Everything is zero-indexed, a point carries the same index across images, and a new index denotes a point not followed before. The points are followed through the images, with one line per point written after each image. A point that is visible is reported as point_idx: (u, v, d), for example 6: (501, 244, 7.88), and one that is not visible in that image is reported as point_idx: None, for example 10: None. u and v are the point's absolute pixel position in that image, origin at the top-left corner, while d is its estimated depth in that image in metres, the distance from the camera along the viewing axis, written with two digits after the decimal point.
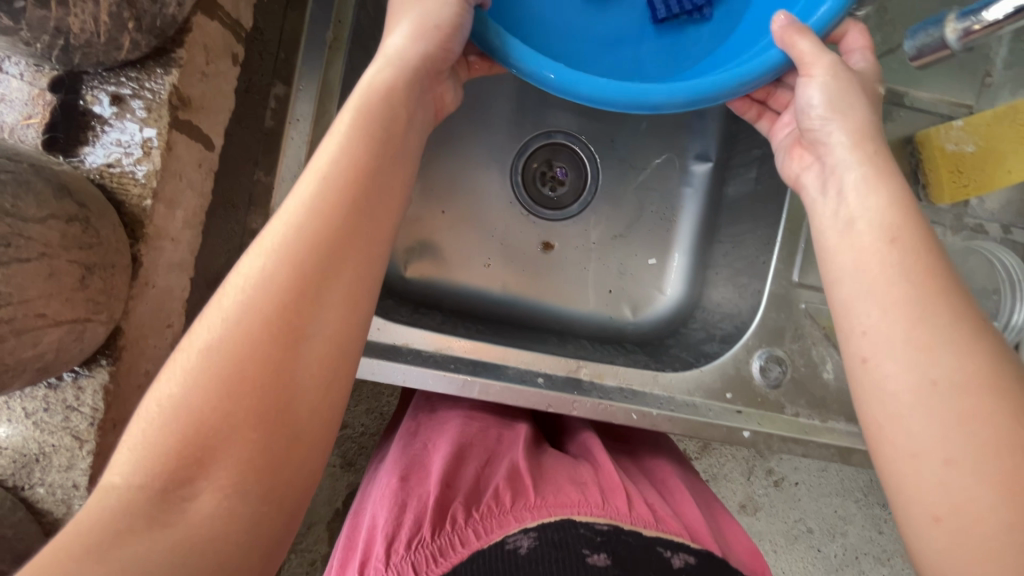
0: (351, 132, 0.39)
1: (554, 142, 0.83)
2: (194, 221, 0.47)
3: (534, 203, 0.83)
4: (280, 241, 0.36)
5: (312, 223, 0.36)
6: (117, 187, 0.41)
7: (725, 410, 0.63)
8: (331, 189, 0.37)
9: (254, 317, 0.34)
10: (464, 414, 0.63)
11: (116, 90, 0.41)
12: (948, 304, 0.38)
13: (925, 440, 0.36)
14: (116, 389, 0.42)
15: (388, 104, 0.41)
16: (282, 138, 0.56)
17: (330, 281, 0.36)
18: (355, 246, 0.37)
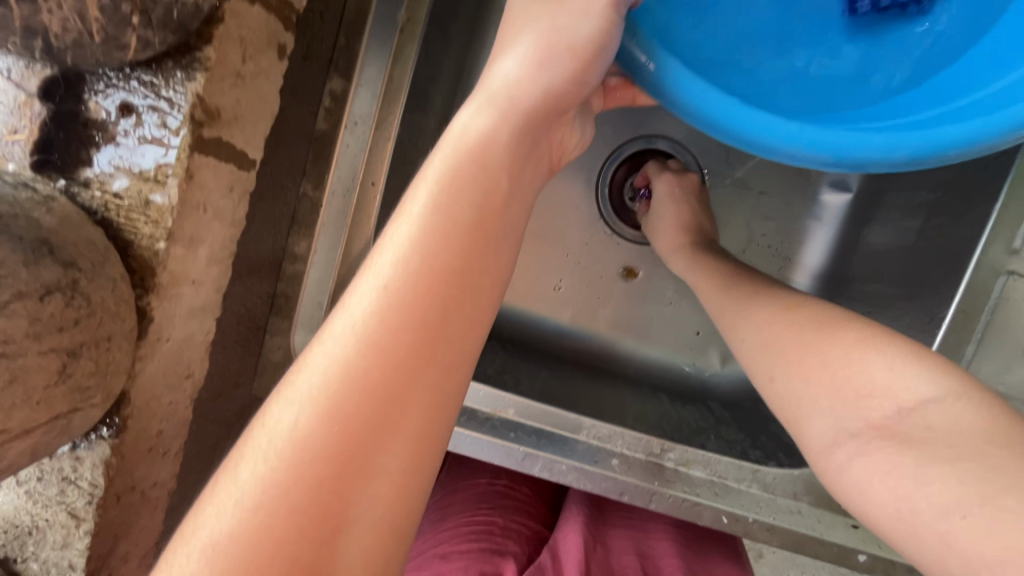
0: (438, 200, 0.25)
1: (654, 150, 0.68)
2: (221, 255, 0.38)
3: (620, 219, 0.69)
4: (323, 372, 0.22)
5: (364, 346, 0.22)
6: (125, 223, 0.32)
7: (839, 523, 0.51)
8: (407, 285, 0.23)
9: (278, 498, 0.20)
10: (442, 550, 0.56)
11: (125, 97, 0.31)
12: (848, 329, 0.35)
13: (888, 483, 0.29)
14: (120, 461, 0.35)
15: (493, 145, 0.26)
16: (335, 145, 0.46)
17: (397, 428, 0.22)
18: (438, 364, 0.23)
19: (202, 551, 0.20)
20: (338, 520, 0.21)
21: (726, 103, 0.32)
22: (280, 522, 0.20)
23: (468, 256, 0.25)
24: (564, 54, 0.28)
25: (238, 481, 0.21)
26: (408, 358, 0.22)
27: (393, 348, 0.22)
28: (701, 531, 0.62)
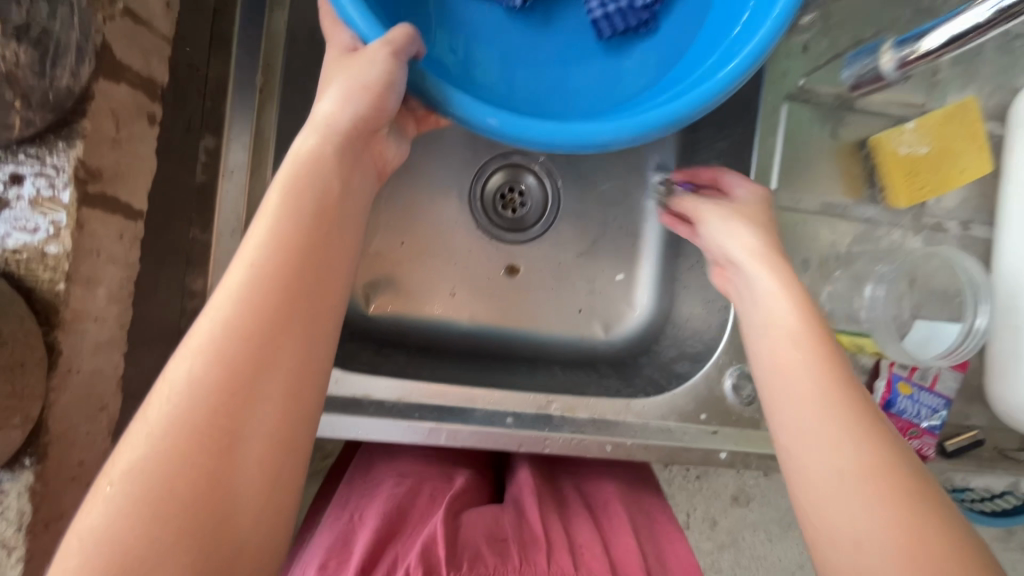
0: (287, 200, 0.34)
1: (512, 164, 0.81)
2: (121, 294, 0.44)
3: (496, 226, 0.80)
4: (209, 331, 0.31)
5: (241, 308, 0.31)
6: (25, 273, 0.38)
7: (701, 431, 0.61)
8: (267, 262, 0.32)
9: (185, 419, 0.29)
10: (399, 473, 0.62)
11: (14, 168, 0.38)
12: (849, 407, 0.40)
13: (841, 512, 0.37)
14: (44, 489, 0.40)
15: (322, 157, 0.36)
16: (217, 194, 0.53)
17: (272, 361, 0.31)
18: (299, 316, 0.33)
19: (124, 466, 0.28)
20: (233, 429, 0.30)
21: (502, 116, 0.43)
22: (187, 434, 0.29)
23: (315, 238, 0.34)
24: (365, 91, 0.39)
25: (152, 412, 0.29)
26: (275, 313, 0.32)
27: (262, 306, 0.32)
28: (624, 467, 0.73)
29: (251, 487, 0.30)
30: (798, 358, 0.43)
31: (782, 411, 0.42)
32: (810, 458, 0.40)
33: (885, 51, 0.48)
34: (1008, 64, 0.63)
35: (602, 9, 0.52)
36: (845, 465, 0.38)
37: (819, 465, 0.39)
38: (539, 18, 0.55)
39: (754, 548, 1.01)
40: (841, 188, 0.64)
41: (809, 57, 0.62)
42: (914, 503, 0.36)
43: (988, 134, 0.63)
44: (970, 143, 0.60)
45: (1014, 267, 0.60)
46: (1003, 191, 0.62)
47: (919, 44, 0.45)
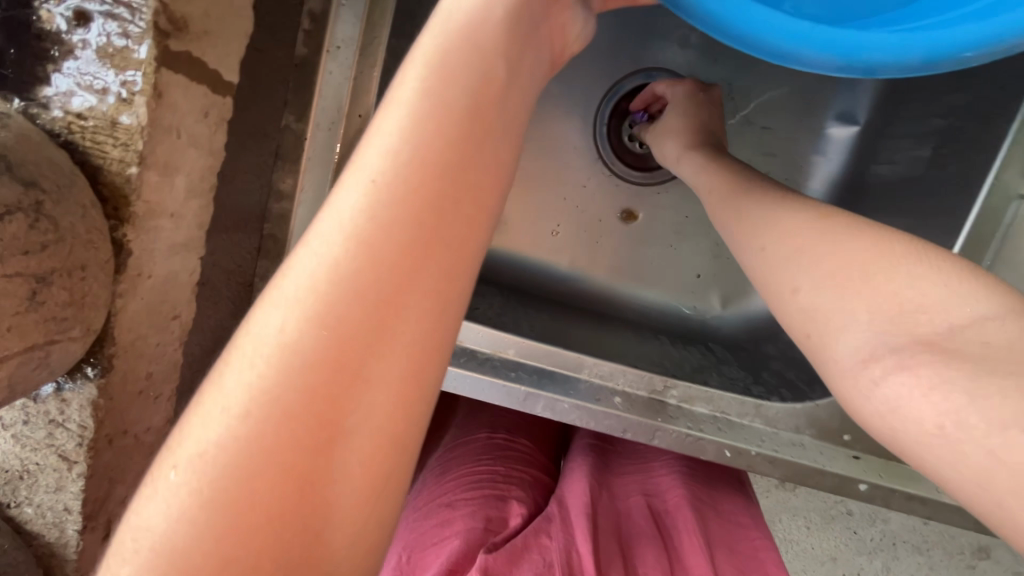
0: (423, 99, 0.24)
1: (654, 84, 0.65)
2: (201, 188, 0.36)
3: (620, 160, 0.66)
4: (311, 279, 0.23)
5: (352, 250, 0.23)
6: (91, 146, 0.30)
7: (839, 453, 0.51)
8: (392, 191, 0.23)
9: (273, 397, 0.22)
10: (447, 500, 0.56)
11: (79, 3, 0.28)
12: (886, 263, 0.29)
13: (925, 411, 0.25)
14: (109, 403, 0.34)
15: (479, 40, 0.26)
16: (317, 74, 0.43)
17: (389, 330, 0.23)
18: (429, 269, 0.23)
19: (199, 447, 0.22)
20: (332, 419, 0.22)
21: (736, 2, 0.30)
22: (275, 417, 0.22)
23: (457, 158, 0.24)
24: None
25: (229, 381, 0.23)
26: (398, 261, 0.23)
27: (381, 251, 0.23)
28: (701, 465, 0.63)
29: (351, 493, 0.23)
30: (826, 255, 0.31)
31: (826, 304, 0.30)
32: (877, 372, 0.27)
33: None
34: None
35: None
36: (950, 347, 0.25)
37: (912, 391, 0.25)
38: None
39: (788, 532, 0.79)
40: None
41: None
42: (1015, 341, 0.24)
43: None
44: None
45: None
46: None
47: None
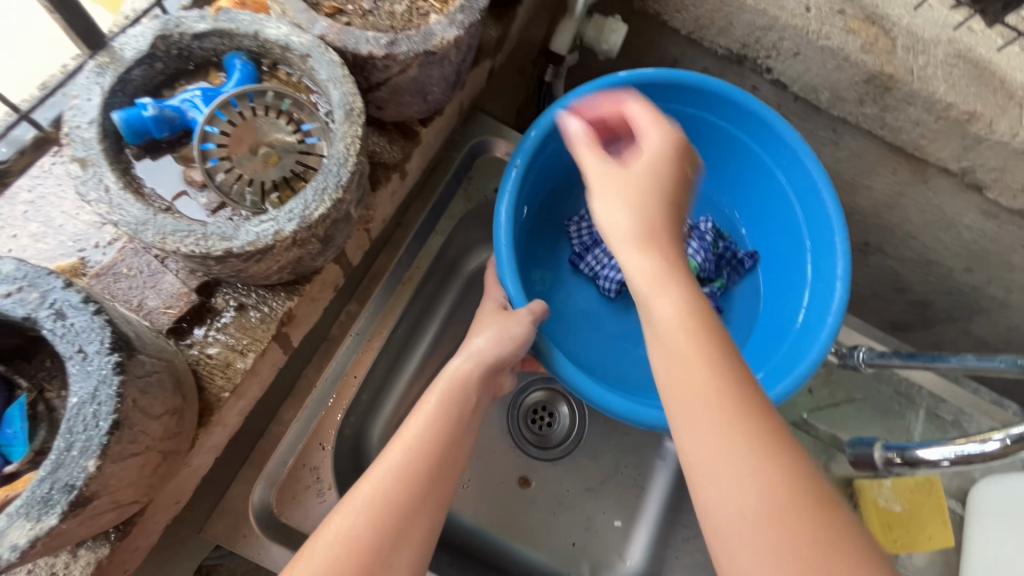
0: (434, 412, 0.48)
1: (554, 388, 0.91)
2: (245, 408, 0.52)
3: (524, 437, 0.88)
4: (373, 492, 0.41)
5: (393, 483, 0.42)
6: (206, 375, 0.48)
7: None
8: (416, 454, 0.44)
9: (351, 560, 0.38)
10: None
11: (243, 300, 0.50)
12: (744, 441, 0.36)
13: None
14: (106, 565, 0.43)
15: (471, 381, 0.51)
16: (338, 346, 0.65)
17: (408, 534, 0.40)
18: (431, 500, 0.43)
19: None
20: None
21: (590, 384, 0.58)
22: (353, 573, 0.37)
23: (450, 444, 0.47)
24: (506, 342, 0.54)
25: (314, 558, 0.38)
26: (419, 491, 0.42)
27: (408, 485, 0.42)
28: None
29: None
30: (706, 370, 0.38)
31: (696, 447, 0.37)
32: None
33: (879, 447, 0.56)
34: None
35: None
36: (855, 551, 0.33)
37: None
38: (624, 306, 0.74)
39: None
40: None
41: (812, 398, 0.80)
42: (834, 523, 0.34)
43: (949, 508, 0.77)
44: (934, 515, 0.72)
45: None
46: (962, 565, 0.72)
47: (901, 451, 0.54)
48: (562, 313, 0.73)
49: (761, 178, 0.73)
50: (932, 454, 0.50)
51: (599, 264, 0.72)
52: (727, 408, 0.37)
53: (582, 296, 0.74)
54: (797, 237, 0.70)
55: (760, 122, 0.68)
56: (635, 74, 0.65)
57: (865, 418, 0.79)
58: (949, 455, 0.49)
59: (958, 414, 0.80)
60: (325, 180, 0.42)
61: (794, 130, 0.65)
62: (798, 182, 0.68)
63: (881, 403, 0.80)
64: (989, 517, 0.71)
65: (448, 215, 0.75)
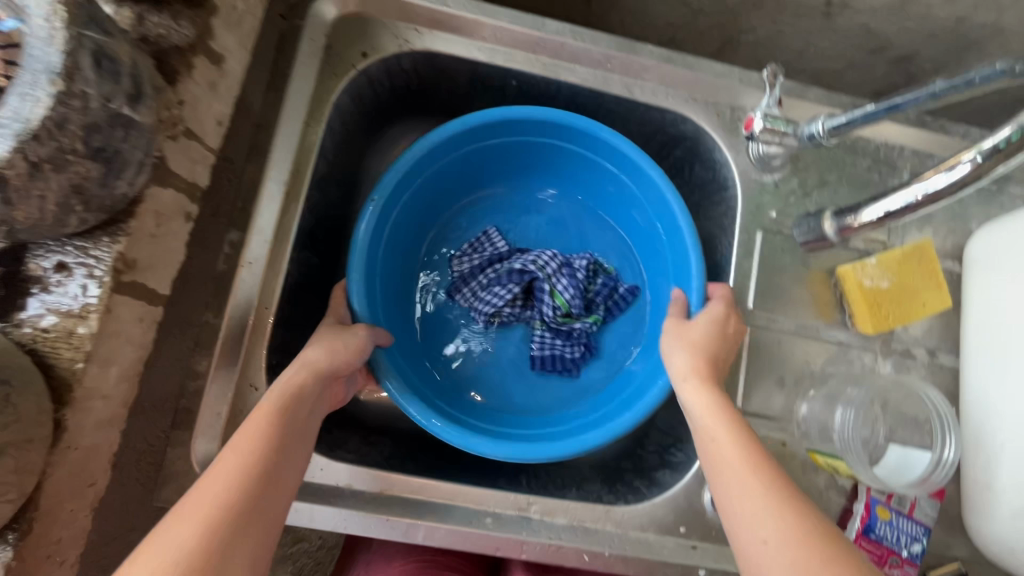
0: (262, 415, 0.49)
1: None
2: (129, 373, 0.47)
3: None
4: (206, 496, 0.40)
5: (227, 483, 0.42)
6: (49, 350, 0.41)
7: (680, 545, 0.61)
8: (247, 452, 0.45)
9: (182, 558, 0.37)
10: None
11: (61, 257, 0.42)
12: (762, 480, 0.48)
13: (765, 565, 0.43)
14: (21, 566, 0.40)
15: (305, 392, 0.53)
16: (233, 281, 0.58)
17: (243, 536, 0.40)
18: (263, 506, 0.43)
19: None
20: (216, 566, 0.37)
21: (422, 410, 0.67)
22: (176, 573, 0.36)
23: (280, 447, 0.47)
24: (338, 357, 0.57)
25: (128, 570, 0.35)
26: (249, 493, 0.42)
27: (241, 486, 0.42)
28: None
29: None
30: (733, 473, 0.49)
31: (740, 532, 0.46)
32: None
33: (828, 220, 0.59)
34: (957, 211, 0.72)
35: (539, 352, 0.76)
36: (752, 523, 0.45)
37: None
38: (495, 333, 0.79)
39: None
40: (814, 311, 0.68)
41: (779, 193, 0.70)
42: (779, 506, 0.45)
43: (946, 270, 0.70)
44: (927, 280, 0.65)
45: (978, 399, 0.63)
46: (961, 323, 0.67)
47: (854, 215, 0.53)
48: (429, 353, 0.76)
49: (609, 201, 0.80)
50: (889, 206, 0.47)
51: (473, 296, 0.77)
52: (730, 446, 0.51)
53: (456, 320, 0.79)
54: (654, 241, 0.76)
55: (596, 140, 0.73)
56: (489, 113, 0.70)
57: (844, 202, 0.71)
58: (912, 201, 0.45)
59: None
60: (31, 72, 0.32)
61: (619, 137, 0.70)
62: (648, 192, 0.73)
63: (858, 178, 0.71)
64: (987, 268, 0.65)
65: (316, 101, 0.64)
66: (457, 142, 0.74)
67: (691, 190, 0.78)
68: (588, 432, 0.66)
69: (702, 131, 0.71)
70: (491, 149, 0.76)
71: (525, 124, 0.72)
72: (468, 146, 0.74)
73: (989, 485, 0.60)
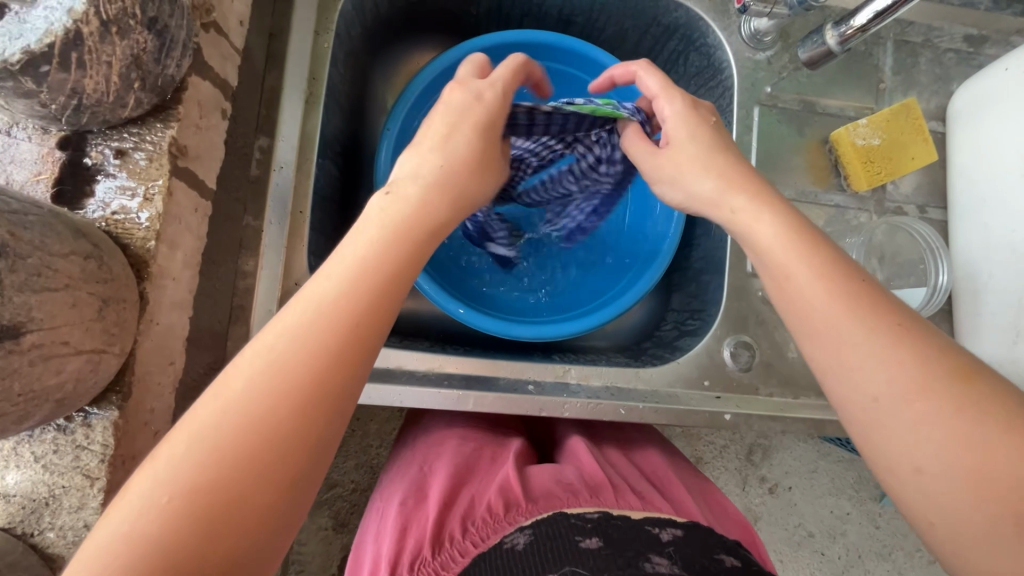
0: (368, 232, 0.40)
1: None
2: (190, 261, 0.50)
3: None
4: (297, 324, 0.36)
5: (301, 318, 0.36)
6: (121, 232, 0.44)
7: (705, 396, 0.67)
8: (335, 273, 0.37)
9: (233, 450, 0.33)
10: (459, 436, 0.69)
11: (118, 144, 0.44)
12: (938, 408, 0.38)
13: (924, 488, 0.38)
14: (125, 425, 0.44)
15: (429, 217, 0.42)
16: (268, 186, 0.61)
17: (334, 376, 0.35)
18: (351, 347, 0.36)
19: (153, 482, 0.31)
20: (267, 487, 0.33)
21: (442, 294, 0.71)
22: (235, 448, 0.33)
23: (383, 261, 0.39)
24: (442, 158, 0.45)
25: (223, 399, 0.34)
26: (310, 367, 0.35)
27: (321, 315, 0.36)
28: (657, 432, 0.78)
29: (182, 543, 0.31)
30: (774, 225, 0.44)
31: (793, 269, 0.42)
32: (856, 389, 0.40)
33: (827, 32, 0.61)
34: (940, 73, 0.76)
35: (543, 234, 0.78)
36: (913, 459, 0.38)
37: (880, 382, 0.39)
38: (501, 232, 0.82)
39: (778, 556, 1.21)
40: (811, 178, 0.72)
41: (772, 70, 0.73)
42: (972, 442, 0.37)
43: (931, 132, 0.75)
44: (914, 136, 0.70)
45: (966, 240, 0.69)
46: (948, 175, 0.72)
47: (852, 22, 0.57)
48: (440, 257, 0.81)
49: None
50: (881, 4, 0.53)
51: None
52: (903, 365, 0.39)
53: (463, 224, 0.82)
54: None
55: (585, 59, 0.78)
56: (488, 40, 0.74)
57: (833, 74, 0.74)
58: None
59: (926, 34, 0.76)
60: None
61: (615, 58, 0.75)
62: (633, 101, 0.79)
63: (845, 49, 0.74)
64: (968, 119, 0.70)
65: (324, 7, 0.65)
66: None
67: (686, 82, 0.80)
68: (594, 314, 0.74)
69: (694, 16, 0.73)
70: None
71: (518, 48, 0.76)
72: None
73: (976, 313, 0.66)
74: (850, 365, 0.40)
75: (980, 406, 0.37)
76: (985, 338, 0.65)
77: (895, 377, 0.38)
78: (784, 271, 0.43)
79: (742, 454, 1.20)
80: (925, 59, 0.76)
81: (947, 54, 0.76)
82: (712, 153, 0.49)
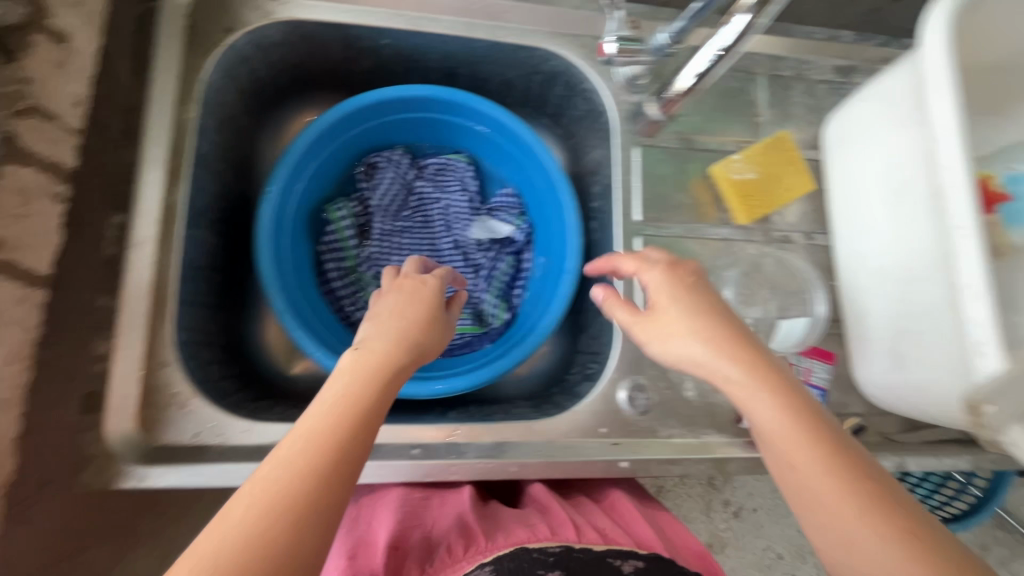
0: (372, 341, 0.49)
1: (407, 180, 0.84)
2: (15, 356, 0.47)
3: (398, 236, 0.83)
4: (307, 419, 0.43)
5: (326, 415, 0.43)
6: None
7: (602, 445, 0.65)
8: (363, 366, 0.47)
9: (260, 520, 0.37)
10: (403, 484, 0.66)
11: None
12: (881, 528, 0.41)
13: None
14: None
15: (416, 344, 0.51)
16: (126, 263, 0.60)
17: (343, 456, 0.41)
18: (347, 441, 0.42)
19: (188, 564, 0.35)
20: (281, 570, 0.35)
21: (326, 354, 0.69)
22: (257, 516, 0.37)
23: (389, 361, 0.48)
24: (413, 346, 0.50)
25: (259, 484, 0.38)
26: (332, 466, 0.40)
27: (344, 405, 0.43)
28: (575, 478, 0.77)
29: None
30: (704, 345, 0.49)
31: (754, 416, 0.46)
32: (822, 532, 0.43)
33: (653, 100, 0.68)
34: (814, 104, 0.77)
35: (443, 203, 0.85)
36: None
37: (824, 506, 0.43)
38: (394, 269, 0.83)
39: None
40: (698, 213, 0.73)
41: (650, 110, 0.74)
42: (917, 557, 0.40)
43: (810, 160, 0.76)
44: (788, 168, 0.71)
45: (847, 267, 0.69)
46: (827, 203, 0.74)
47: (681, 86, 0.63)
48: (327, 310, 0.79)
49: (501, 167, 0.85)
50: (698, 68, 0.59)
51: (371, 196, 0.83)
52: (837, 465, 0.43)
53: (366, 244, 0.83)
54: (540, 196, 0.82)
55: (470, 110, 0.78)
56: (368, 99, 0.75)
57: (711, 109, 0.75)
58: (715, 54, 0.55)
59: (797, 68, 0.78)
60: None
61: (498, 109, 0.75)
62: (521, 147, 0.80)
63: (720, 87, 0.76)
64: (839, 149, 0.71)
65: (184, 79, 0.64)
66: (346, 125, 0.77)
67: (576, 125, 0.82)
68: (493, 368, 0.72)
69: (570, 64, 0.75)
70: (374, 131, 0.80)
71: (401, 104, 0.77)
72: (355, 134, 0.79)
73: (865, 340, 0.66)
74: (807, 505, 0.44)
75: (891, 525, 0.41)
76: (873, 364, 0.65)
77: (839, 504, 0.42)
78: (716, 381, 0.49)
79: (703, 481, 1.18)
80: (797, 91, 0.77)
81: (818, 85, 0.78)
82: (696, 314, 0.50)
